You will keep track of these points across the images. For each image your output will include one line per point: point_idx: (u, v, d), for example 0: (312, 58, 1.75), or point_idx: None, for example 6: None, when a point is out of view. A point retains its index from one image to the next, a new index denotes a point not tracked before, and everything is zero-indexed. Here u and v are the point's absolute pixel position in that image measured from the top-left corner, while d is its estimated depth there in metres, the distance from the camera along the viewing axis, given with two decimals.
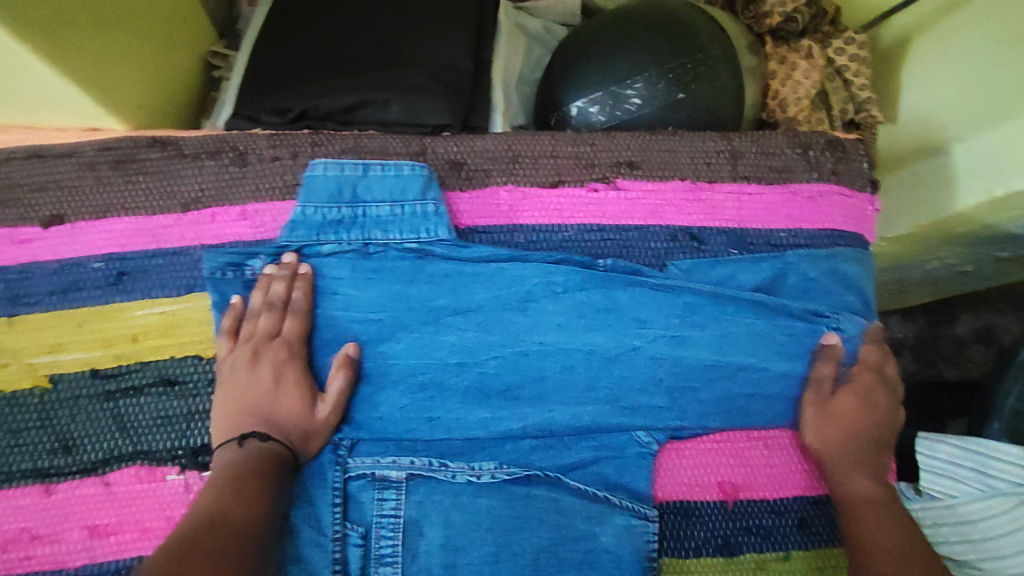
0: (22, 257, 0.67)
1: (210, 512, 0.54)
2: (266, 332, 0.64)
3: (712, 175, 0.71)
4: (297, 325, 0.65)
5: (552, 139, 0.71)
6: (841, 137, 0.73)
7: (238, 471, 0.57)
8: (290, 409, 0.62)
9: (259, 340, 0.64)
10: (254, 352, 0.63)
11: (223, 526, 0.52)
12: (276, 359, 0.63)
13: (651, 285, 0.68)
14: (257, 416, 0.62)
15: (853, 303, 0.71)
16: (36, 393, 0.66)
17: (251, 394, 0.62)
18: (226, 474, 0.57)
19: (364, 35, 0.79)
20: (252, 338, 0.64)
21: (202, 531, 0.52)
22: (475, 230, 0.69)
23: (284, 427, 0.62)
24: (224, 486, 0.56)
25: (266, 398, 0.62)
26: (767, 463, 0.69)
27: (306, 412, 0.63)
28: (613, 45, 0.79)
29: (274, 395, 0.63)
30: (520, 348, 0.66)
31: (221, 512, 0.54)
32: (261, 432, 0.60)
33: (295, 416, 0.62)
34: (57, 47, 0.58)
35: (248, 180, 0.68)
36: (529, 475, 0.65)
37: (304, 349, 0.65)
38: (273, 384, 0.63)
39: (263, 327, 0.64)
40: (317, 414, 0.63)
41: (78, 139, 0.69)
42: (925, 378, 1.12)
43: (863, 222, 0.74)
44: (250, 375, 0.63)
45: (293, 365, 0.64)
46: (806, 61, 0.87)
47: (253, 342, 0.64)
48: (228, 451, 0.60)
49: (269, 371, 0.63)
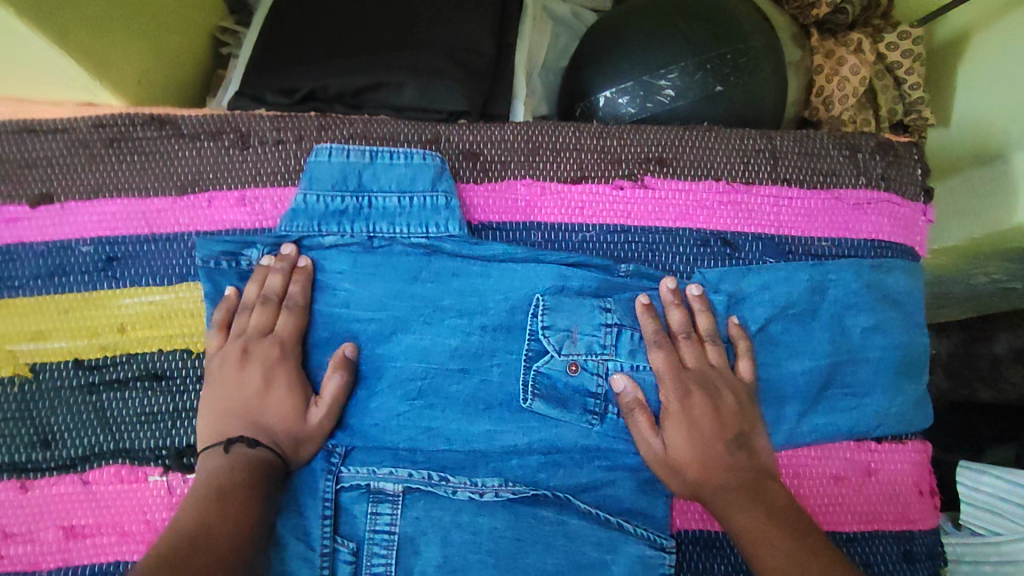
0: (8, 237, 0.63)
1: (194, 530, 0.47)
2: (259, 328, 0.59)
3: (750, 175, 0.65)
4: (294, 320, 0.60)
5: (576, 130, 0.66)
6: (893, 139, 0.67)
7: (224, 483, 0.52)
8: (281, 415, 0.57)
9: (251, 337, 0.59)
10: (245, 350, 0.58)
11: (207, 549, 0.46)
12: (270, 357, 0.58)
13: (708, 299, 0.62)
14: (244, 419, 0.56)
15: (898, 321, 0.65)
16: (15, 382, 0.62)
17: (244, 396, 0.57)
18: (211, 485, 0.52)
19: (379, 12, 0.74)
20: (244, 333, 0.59)
21: (187, 553, 0.45)
22: (488, 226, 0.64)
23: (276, 433, 0.57)
24: (209, 502, 0.50)
25: (254, 400, 0.57)
26: (799, 495, 0.62)
27: (298, 416, 0.58)
28: (648, 31, 0.73)
29: (263, 397, 0.57)
30: (543, 355, 0.62)
31: (206, 530, 0.47)
32: (250, 438, 0.55)
33: (282, 422, 0.57)
34: (48, 13, 0.53)
35: (247, 164, 0.64)
36: (536, 495, 0.60)
37: (298, 348, 0.60)
38: (262, 385, 0.58)
39: (257, 323, 0.59)
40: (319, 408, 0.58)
41: (73, 115, 0.65)
42: (957, 398, 1.05)
43: (914, 233, 0.68)
44: (241, 376, 0.58)
45: (286, 364, 0.59)
46: (854, 56, 0.80)
47: (244, 339, 0.59)
48: (212, 458, 0.55)
49: (261, 363, 0.58)
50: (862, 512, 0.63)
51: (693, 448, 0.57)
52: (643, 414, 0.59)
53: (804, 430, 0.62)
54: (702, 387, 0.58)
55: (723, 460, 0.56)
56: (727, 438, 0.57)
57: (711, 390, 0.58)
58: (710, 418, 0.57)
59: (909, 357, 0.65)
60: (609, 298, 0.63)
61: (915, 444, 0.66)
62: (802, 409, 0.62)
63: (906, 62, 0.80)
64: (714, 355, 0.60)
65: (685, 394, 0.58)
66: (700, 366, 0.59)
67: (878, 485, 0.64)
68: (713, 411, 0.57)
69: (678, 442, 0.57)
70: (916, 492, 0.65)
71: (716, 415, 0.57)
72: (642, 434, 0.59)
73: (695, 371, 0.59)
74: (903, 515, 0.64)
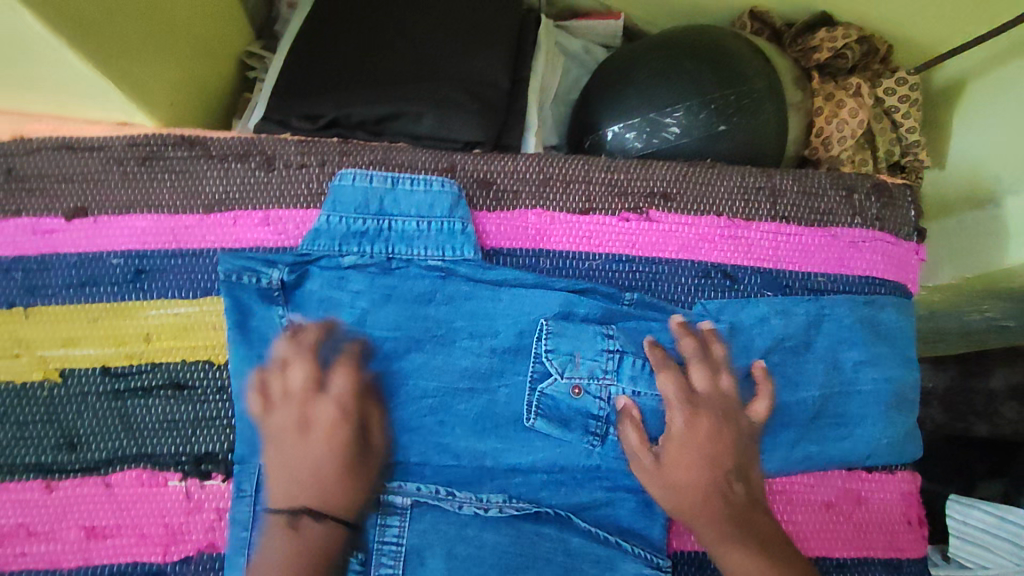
0: (43, 248, 0.66)
1: None
2: (309, 389, 0.61)
3: (750, 213, 0.68)
4: (346, 377, 0.62)
5: (587, 163, 0.69)
6: (888, 181, 0.70)
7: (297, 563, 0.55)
8: (339, 475, 0.59)
9: (305, 398, 0.60)
10: (304, 415, 0.60)
11: None
12: (328, 419, 0.60)
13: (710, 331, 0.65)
14: (310, 485, 0.58)
15: (889, 355, 0.68)
16: (44, 386, 0.65)
17: (308, 463, 0.59)
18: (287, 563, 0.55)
19: (400, 45, 0.78)
20: (296, 396, 0.61)
21: None
22: (500, 252, 0.67)
23: (337, 496, 0.58)
24: None
25: (314, 463, 0.59)
26: (791, 521, 0.65)
27: (354, 472, 0.60)
28: (655, 70, 0.77)
29: (322, 461, 0.59)
30: (547, 378, 0.65)
31: None
32: (316, 510, 0.58)
33: (341, 488, 0.59)
34: (91, 40, 0.57)
35: (272, 185, 0.67)
36: (538, 512, 0.63)
37: (353, 407, 0.61)
38: (323, 449, 0.59)
39: (306, 383, 0.61)
40: (368, 456, 0.61)
41: (108, 134, 0.69)
42: (953, 432, 1.07)
43: (907, 270, 0.70)
44: (300, 441, 0.59)
45: (344, 425, 0.60)
46: (852, 100, 0.84)
47: (301, 403, 0.60)
48: (283, 537, 0.57)
49: (318, 420, 0.60)
50: (853, 539, 0.66)
51: (692, 472, 0.60)
52: (636, 430, 0.63)
53: (798, 458, 0.65)
54: (709, 412, 0.62)
55: (716, 489, 0.60)
56: (719, 466, 0.60)
57: (717, 413, 0.62)
58: (709, 442, 0.61)
59: (899, 390, 0.68)
60: (614, 326, 0.66)
61: (905, 475, 0.68)
62: (797, 436, 0.65)
63: (903, 106, 0.85)
64: (727, 383, 0.63)
65: (690, 418, 0.61)
66: (710, 392, 0.62)
67: (868, 513, 0.66)
68: (705, 437, 0.61)
69: (676, 457, 0.61)
70: (904, 521, 0.67)
71: (715, 437, 0.61)
72: (635, 450, 0.63)
73: (704, 395, 0.62)
74: (892, 544, 0.67)
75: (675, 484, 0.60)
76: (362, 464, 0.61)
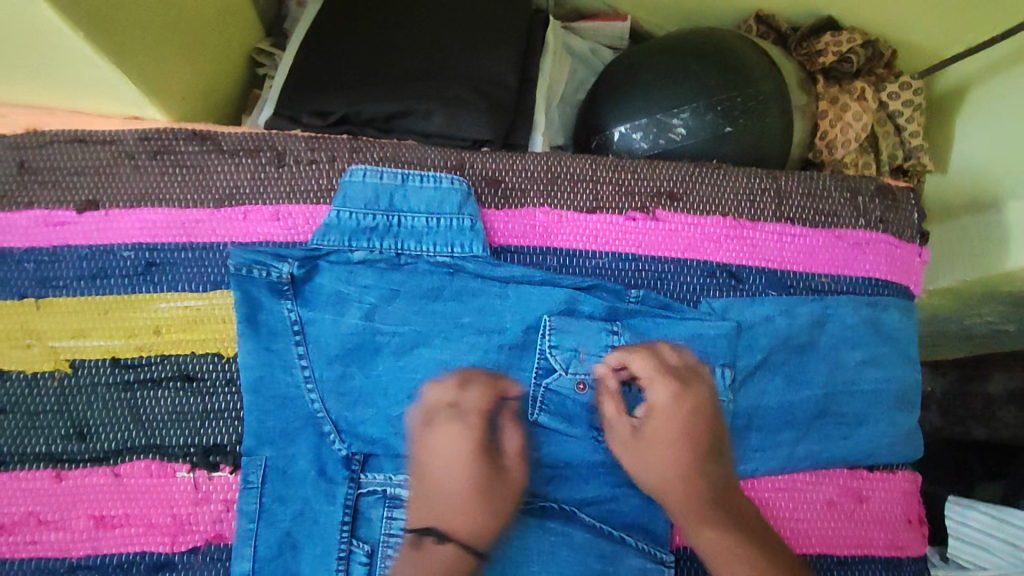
0: (54, 239, 0.67)
1: None
2: (447, 410, 0.64)
3: (756, 213, 0.69)
4: (479, 396, 0.65)
5: (595, 162, 0.70)
6: (892, 184, 0.71)
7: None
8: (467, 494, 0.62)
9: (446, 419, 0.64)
10: (437, 434, 0.64)
11: None
12: (459, 441, 0.63)
13: (715, 328, 0.66)
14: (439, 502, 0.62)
15: (891, 356, 0.68)
16: (55, 376, 0.66)
17: (444, 482, 0.63)
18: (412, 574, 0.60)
19: (410, 44, 0.78)
20: (437, 415, 0.64)
21: None
22: (508, 249, 0.68)
23: (460, 513, 0.62)
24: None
25: (448, 482, 0.63)
26: (793, 518, 0.66)
27: (481, 489, 0.63)
28: (662, 72, 0.78)
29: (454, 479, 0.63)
30: (552, 373, 0.65)
31: None
32: (440, 531, 0.61)
33: (466, 510, 0.62)
34: (106, 34, 0.58)
35: (283, 180, 0.68)
36: (544, 506, 0.64)
37: (485, 427, 0.64)
38: (454, 468, 0.63)
39: (442, 404, 0.64)
40: (506, 477, 0.64)
41: (119, 128, 0.69)
42: (951, 435, 1.08)
43: (909, 273, 0.71)
44: (432, 462, 0.63)
45: (475, 447, 0.64)
46: (857, 104, 0.85)
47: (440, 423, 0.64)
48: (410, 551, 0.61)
49: (446, 441, 0.64)
50: (854, 537, 0.66)
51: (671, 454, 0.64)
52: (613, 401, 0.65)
53: (800, 456, 0.66)
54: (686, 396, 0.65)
55: (709, 479, 0.63)
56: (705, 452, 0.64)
57: (702, 396, 0.65)
58: (688, 422, 0.65)
59: (900, 390, 0.68)
60: (620, 324, 0.66)
61: (906, 474, 0.69)
62: (798, 435, 0.66)
63: (906, 110, 0.86)
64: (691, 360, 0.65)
65: (674, 400, 0.65)
66: (681, 372, 0.65)
67: (869, 511, 0.67)
68: (686, 415, 0.65)
69: (668, 430, 0.65)
70: (904, 520, 0.68)
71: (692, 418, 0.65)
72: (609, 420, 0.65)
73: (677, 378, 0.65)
74: (893, 542, 0.67)
75: (656, 464, 0.64)
76: (497, 484, 0.63)
